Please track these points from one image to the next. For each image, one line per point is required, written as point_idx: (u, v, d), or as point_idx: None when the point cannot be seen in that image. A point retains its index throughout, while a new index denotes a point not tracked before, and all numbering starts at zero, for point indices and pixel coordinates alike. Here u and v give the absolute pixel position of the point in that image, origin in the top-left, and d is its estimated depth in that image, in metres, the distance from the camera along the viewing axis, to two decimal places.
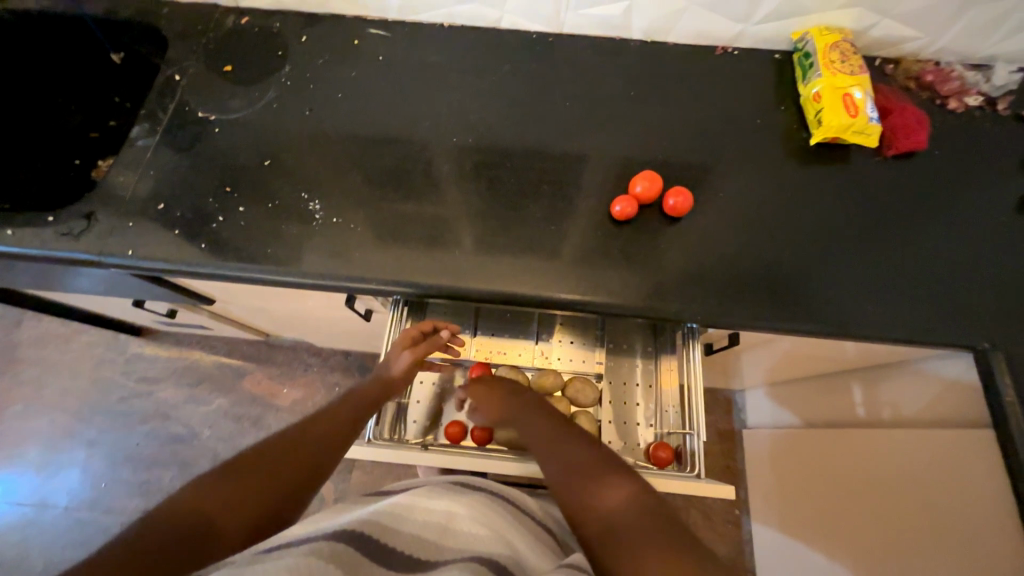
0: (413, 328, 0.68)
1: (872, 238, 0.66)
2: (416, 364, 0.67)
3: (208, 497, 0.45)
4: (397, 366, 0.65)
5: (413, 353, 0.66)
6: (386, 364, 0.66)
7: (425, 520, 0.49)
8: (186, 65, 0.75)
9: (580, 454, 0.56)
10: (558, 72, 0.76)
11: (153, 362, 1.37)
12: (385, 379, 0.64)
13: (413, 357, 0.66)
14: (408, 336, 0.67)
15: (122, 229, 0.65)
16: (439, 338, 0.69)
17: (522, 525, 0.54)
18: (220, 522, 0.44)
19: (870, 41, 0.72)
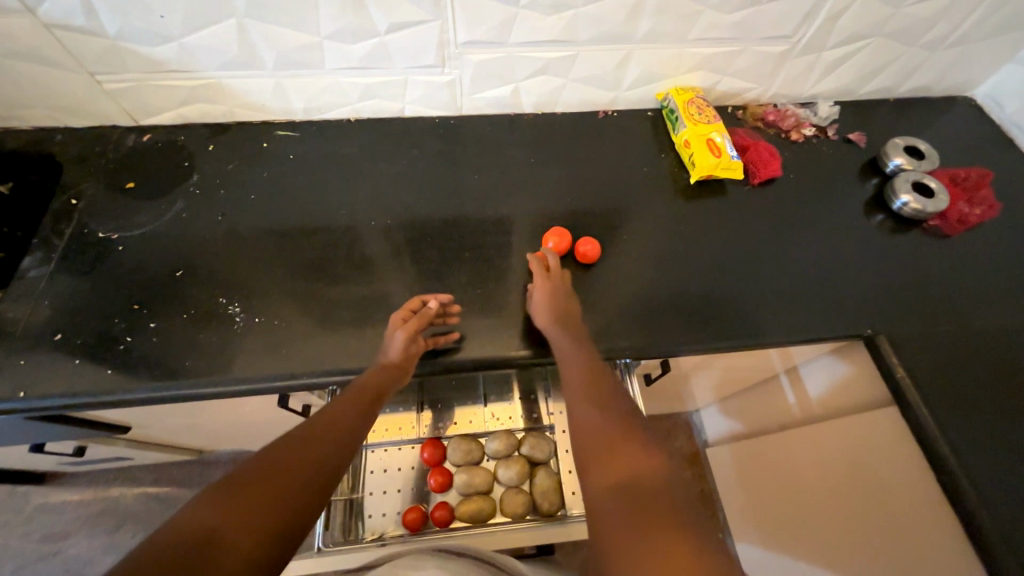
0: (402, 310, 0.64)
1: (760, 254, 0.75)
2: (415, 341, 0.61)
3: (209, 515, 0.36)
4: (394, 346, 0.60)
5: (404, 329, 0.60)
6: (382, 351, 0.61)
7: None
8: (83, 188, 0.73)
9: (606, 409, 0.49)
10: (464, 149, 0.82)
11: (61, 513, 1.18)
12: (384, 366, 0.58)
13: (406, 333, 0.60)
14: (398, 316, 0.62)
15: (11, 369, 0.59)
16: (429, 308, 0.63)
17: None
18: (224, 544, 0.34)
19: (719, 94, 0.85)
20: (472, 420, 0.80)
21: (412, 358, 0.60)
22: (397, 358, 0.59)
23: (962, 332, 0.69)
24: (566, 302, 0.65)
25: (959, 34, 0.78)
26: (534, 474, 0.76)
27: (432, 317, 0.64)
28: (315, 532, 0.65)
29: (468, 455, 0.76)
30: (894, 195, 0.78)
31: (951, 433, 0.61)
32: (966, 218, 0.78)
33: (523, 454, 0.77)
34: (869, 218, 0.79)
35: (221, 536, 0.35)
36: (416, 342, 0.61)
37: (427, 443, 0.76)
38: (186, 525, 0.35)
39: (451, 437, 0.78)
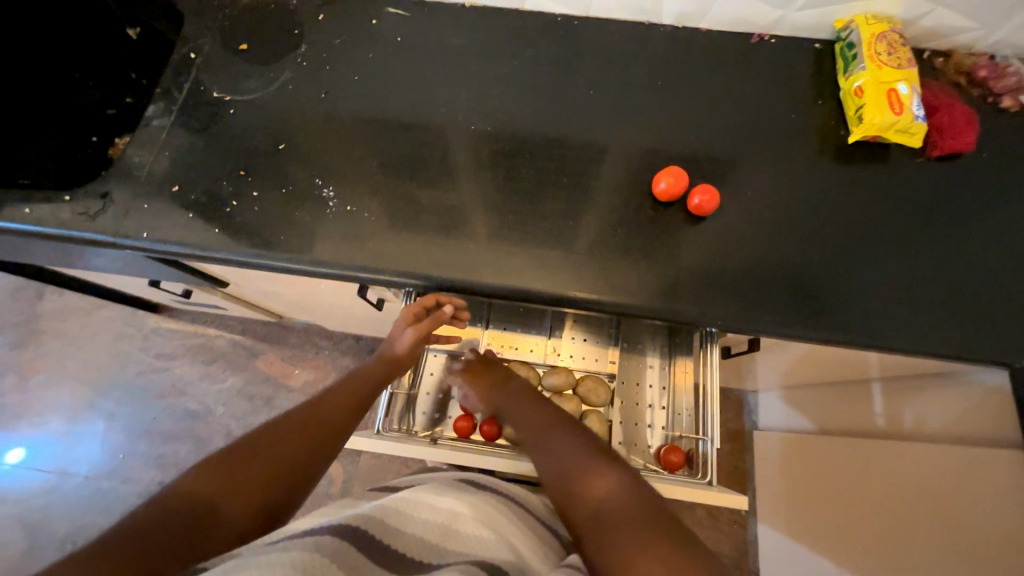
0: (415, 305, 0.67)
1: (908, 244, 0.62)
2: (421, 340, 0.68)
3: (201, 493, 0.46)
4: (402, 342, 0.67)
5: (414, 330, 0.66)
6: (390, 343, 0.68)
7: (428, 520, 0.50)
8: (201, 43, 0.73)
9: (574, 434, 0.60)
10: (582, 58, 0.72)
11: (169, 339, 1.40)
12: (390, 358, 0.68)
13: (416, 333, 0.66)
14: (409, 313, 0.67)
15: (137, 210, 0.65)
16: (442, 312, 0.67)
17: (525, 524, 0.56)
18: (216, 521, 0.46)
19: (920, 32, 0.67)
20: (533, 350, 0.80)
21: (415, 352, 0.69)
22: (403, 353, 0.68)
23: None
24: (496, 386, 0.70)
25: None
26: (584, 416, 0.76)
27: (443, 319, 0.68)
28: (376, 415, 0.71)
29: (524, 381, 0.77)
30: None
31: None
32: None
33: (579, 395, 0.77)
34: None
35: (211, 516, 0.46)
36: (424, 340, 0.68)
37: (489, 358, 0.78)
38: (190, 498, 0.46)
39: (510, 360, 0.80)
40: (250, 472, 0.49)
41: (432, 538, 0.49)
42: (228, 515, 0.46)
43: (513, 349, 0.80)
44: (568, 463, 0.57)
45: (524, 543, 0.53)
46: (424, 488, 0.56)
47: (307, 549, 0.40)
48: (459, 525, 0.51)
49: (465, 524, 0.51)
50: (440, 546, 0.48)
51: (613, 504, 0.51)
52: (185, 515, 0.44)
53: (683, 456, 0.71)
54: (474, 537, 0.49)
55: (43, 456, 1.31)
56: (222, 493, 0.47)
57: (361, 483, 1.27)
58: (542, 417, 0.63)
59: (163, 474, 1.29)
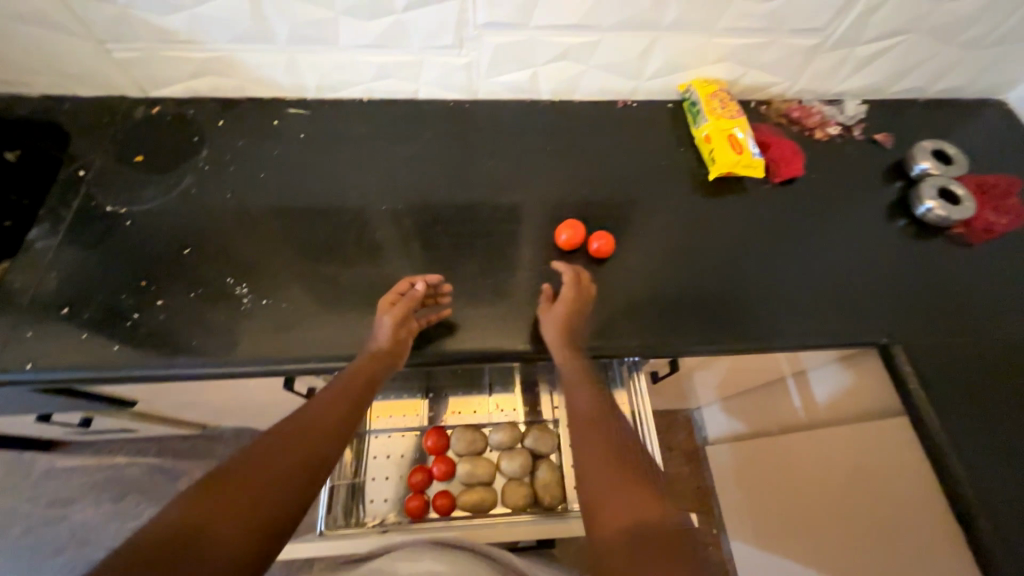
0: (390, 293, 0.63)
1: (777, 255, 0.73)
2: (402, 326, 0.60)
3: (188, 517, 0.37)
4: (381, 332, 0.59)
5: (392, 314, 0.60)
6: (373, 336, 0.60)
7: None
8: (91, 160, 0.72)
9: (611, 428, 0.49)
10: (477, 134, 0.80)
11: (67, 479, 1.20)
12: (374, 353, 0.58)
13: (393, 317, 0.59)
14: (385, 301, 0.62)
15: (19, 340, 0.59)
16: (416, 292, 0.63)
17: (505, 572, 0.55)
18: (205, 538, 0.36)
19: (743, 88, 0.82)
20: (477, 410, 0.81)
21: (400, 338, 0.59)
22: (388, 343, 0.58)
23: (983, 346, 0.67)
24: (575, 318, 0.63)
25: (1000, 34, 0.75)
26: (536, 468, 0.77)
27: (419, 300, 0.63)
28: (317, 515, 0.66)
29: (471, 446, 0.77)
30: (918, 201, 0.76)
31: (963, 445, 0.60)
32: (993, 227, 0.76)
33: (527, 447, 0.78)
34: (890, 223, 0.77)
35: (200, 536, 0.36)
36: (406, 326, 0.60)
37: (431, 432, 0.77)
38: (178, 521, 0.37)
39: (455, 425, 0.79)
40: (241, 485, 0.40)
41: None
42: (223, 534, 0.37)
43: (458, 413, 0.80)
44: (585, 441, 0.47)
45: None
46: (398, 555, 0.55)
47: None
48: None
49: None
50: None
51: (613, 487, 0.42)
52: (160, 542, 0.35)
53: None
54: None
55: None
56: (206, 521, 0.37)
57: None
58: (573, 382, 0.56)
59: None
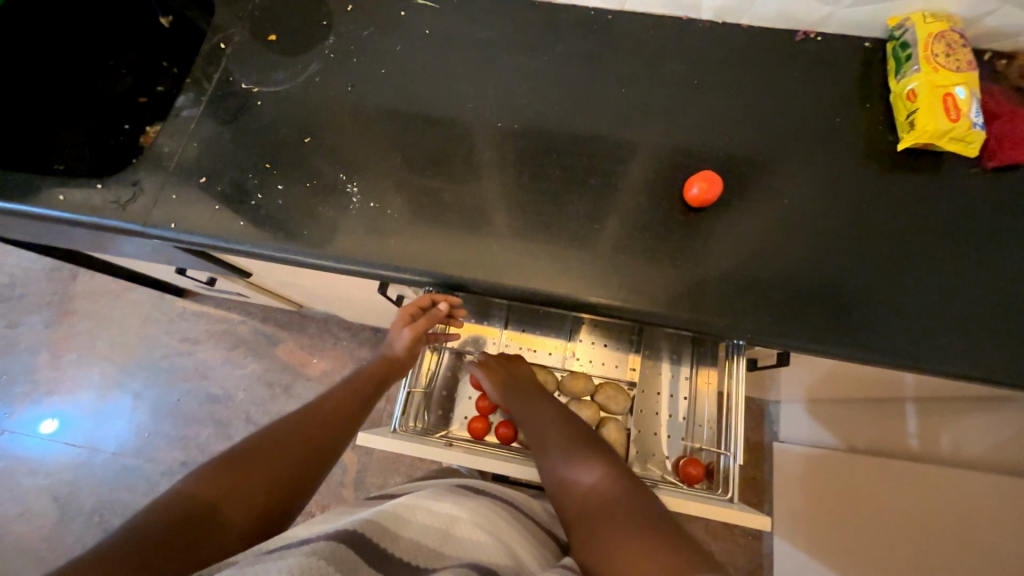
0: (411, 305, 0.68)
1: (956, 259, 0.59)
2: (418, 339, 0.70)
3: (209, 496, 0.50)
4: (401, 341, 0.70)
5: (411, 329, 0.69)
6: (389, 343, 0.71)
7: (427, 525, 0.51)
8: (231, 33, 0.73)
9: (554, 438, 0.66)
10: (614, 54, 0.70)
11: (194, 323, 1.43)
12: (389, 357, 0.71)
13: (411, 333, 0.69)
14: (406, 313, 0.69)
15: (165, 200, 0.65)
16: (438, 311, 0.69)
17: (517, 535, 0.57)
18: (220, 515, 0.49)
19: (982, 31, 0.62)
20: (551, 351, 0.79)
21: (413, 351, 0.71)
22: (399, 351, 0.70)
23: None
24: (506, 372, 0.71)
25: None
26: (602, 423, 0.76)
27: (441, 317, 0.69)
28: (393, 414, 0.71)
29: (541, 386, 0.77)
30: None
31: None
32: None
33: (596, 402, 0.77)
34: None
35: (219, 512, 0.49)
36: (418, 342, 0.70)
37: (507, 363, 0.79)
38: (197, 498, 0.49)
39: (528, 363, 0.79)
40: (246, 475, 0.52)
41: (429, 542, 0.49)
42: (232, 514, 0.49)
43: (533, 351, 0.80)
44: (562, 471, 0.62)
45: (516, 547, 0.53)
46: (423, 495, 0.57)
47: (305, 553, 0.40)
48: (455, 531, 0.51)
49: (461, 530, 0.52)
50: (438, 551, 0.49)
51: (568, 480, 0.61)
52: (184, 517, 0.47)
53: (703, 468, 0.70)
54: (471, 541, 0.50)
55: (73, 431, 1.36)
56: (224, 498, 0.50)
57: (374, 474, 1.29)
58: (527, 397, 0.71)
59: (186, 454, 1.33)
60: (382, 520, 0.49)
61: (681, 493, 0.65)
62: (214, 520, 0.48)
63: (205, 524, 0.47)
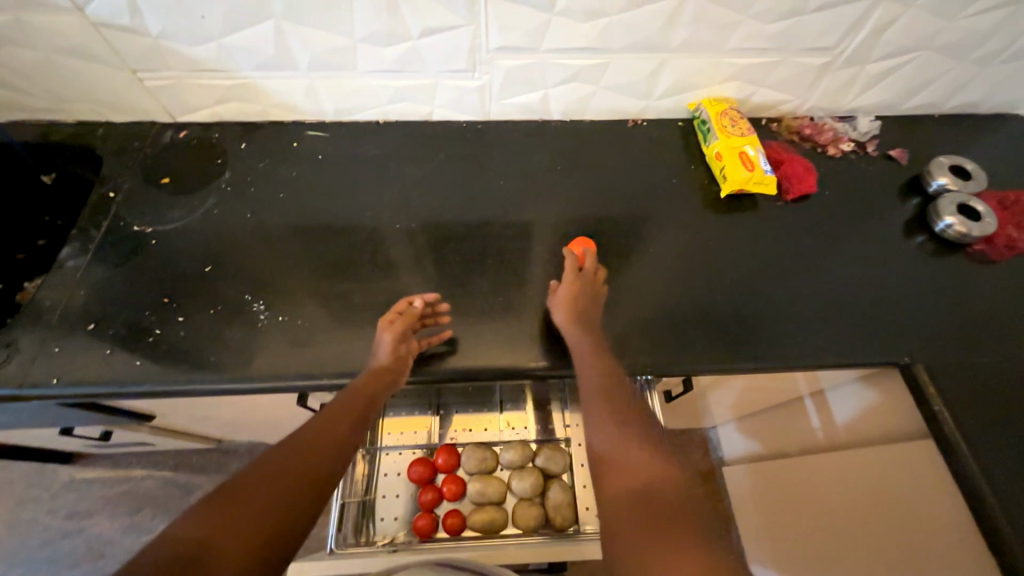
0: (390, 311, 0.64)
1: (791, 273, 0.72)
2: (403, 341, 0.60)
3: (196, 533, 0.38)
4: (382, 348, 0.60)
5: (391, 330, 0.60)
6: (373, 354, 0.60)
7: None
8: (121, 181, 0.75)
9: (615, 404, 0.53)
10: (489, 153, 0.82)
11: (85, 492, 1.22)
12: (376, 369, 0.58)
13: (393, 333, 0.60)
14: (385, 318, 0.63)
15: (47, 354, 0.61)
16: (414, 309, 0.64)
17: None
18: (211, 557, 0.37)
19: (753, 105, 0.83)
20: (487, 427, 0.81)
21: (401, 357, 0.59)
22: (387, 357, 0.59)
23: (1005, 366, 0.65)
24: (591, 296, 0.65)
25: (1014, 49, 0.74)
26: (548, 487, 0.77)
27: (416, 316, 0.64)
28: (330, 532, 0.67)
29: (482, 463, 0.77)
30: (937, 217, 0.75)
31: (998, 481, 0.57)
32: (1016, 243, 0.74)
33: (538, 466, 0.77)
34: (909, 239, 0.76)
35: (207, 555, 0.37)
36: (405, 342, 0.60)
37: (443, 449, 0.78)
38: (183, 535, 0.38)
39: (467, 443, 0.80)
40: (243, 502, 0.41)
41: None
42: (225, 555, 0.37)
43: (469, 431, 0.81)
44: (610, 446, 0.48)
45: None
46: None
47: None
48: None
49: None
50: None
51: (620, 452, 0.47)
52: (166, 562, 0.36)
53: None
54: None
55: None
56: (217, 533, 0.38)
57: None
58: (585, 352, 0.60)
59: None
60: None
61: None
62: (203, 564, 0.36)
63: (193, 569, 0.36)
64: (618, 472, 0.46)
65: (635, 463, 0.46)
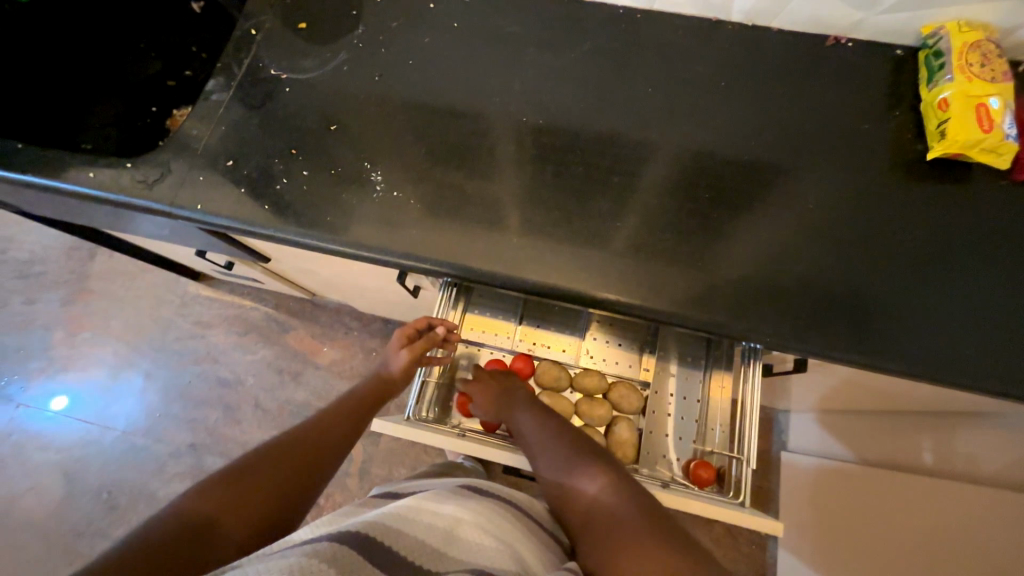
0: (409, 327, 0.74)
1: (983, 272, 0.58)
2: (415, 361, 0.73)
3: (210, 507, 0.53)
4: (397, 362, 0.73)
5: (407, 352, 0.72)
6: (388, 362, 0.74)
7: (433, 524, 0.54)
8: (262, 20, 0.74)
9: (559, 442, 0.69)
10: (640, 52, 0.70)
11: (207, 307, 1.45)
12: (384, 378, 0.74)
13: (409, 353, 0.72)
14: (404, 334, 0.74)
15: (193, 181, 0.66)
16: (434, 335, 0.71)
17: (527, 536, 0.60)
18: (222, 531, 0.51)
19: (1018, 42, 0.61)
20: (564, 349, 0.80)
21: (409, 372, 0.74)
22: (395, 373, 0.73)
23: None
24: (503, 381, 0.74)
25: None
26: (615, 422, 0.78)
27: (435, 341, 0.72)
28: (407, 401, 0.74)
29: (555, 382, 0.78)
30: None
31: None
32: None
33: (609, 401, 0.79)
34: None
35: (222, 522, 0.52)
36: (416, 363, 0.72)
37: (520, 356, 0.79)
38: (201, 507, 0.52)
39: (543, 358, 0.80)
40: (247, 483, 0.56)
41: (434, 543, 0.51)
42: (233, 522, 0.52)
43: (546, 347, 0.81)
44: (558, 474, 0.67)
45: (524, 547, 0.56)
46: (428, 498, 0.60)
47: (305, 553, 0.43)
48: (460, 533, 0.54)
49: (466, 532, 0.54)
50: (442, 551, 0.50)
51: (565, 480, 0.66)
52: (191, 527, 0.50)
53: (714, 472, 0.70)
54: (476, 544, 0.53)
55: (85, 408, 1.39)
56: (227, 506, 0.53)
57: (379, 465, 1.30)
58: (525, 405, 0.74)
59: (194, 436, 1.35)
60: (391, 521, 0.52)
61: (700, 497, 0.65)
62: (218, 529, 0.51)
63: (207, 533, 0.50)
64: (575, 494, 0.64)
65: (584, 480, 0.64)
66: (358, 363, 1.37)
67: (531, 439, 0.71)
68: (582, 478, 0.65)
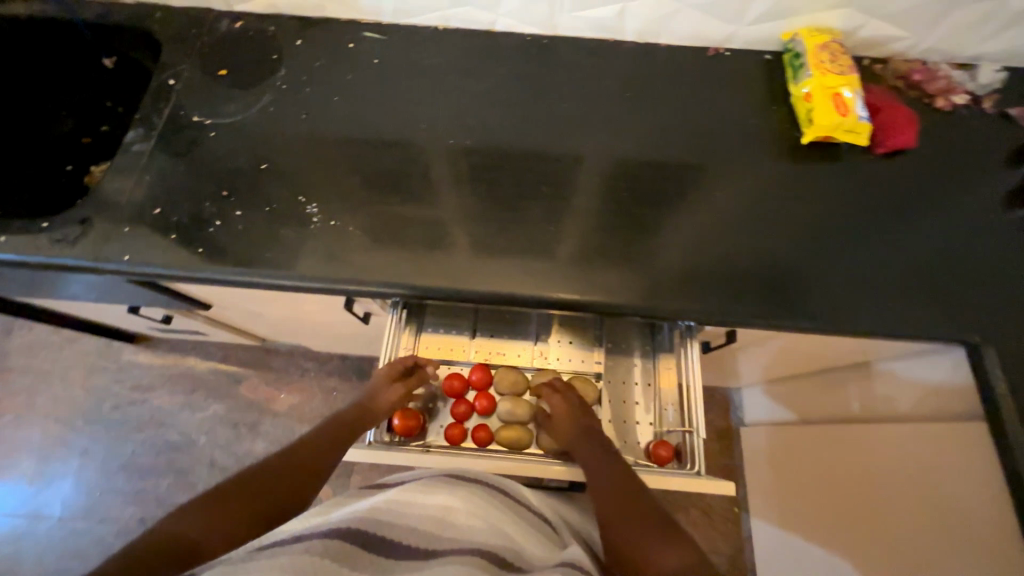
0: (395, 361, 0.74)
1: (866, 233, 0.67)
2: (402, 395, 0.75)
3: (191, 527, 0.57)
4: (384, 396, 0.74)
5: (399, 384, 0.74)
6: (372, 396, 0.74)
7: (424, 512, 0.60)
8: (180, 69, 0.74)
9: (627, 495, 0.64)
10: (551, 72, 0.76)
11: (146, 370, 1.35)
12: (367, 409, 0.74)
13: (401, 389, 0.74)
14: (388, 372, 0.73)
15: (118, 234, 0.64)
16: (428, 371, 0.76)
17: (514, 510, 0.64)
18: (204, 544, 0.56)
19: (859, 41, 0.73)
20: (519, 353, 0.83)
21: (394, 407, 0.75)
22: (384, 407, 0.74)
23: None
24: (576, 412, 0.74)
25: None
26: None
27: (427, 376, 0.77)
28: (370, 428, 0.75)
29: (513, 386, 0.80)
30: None
31: None
32: None
33: None
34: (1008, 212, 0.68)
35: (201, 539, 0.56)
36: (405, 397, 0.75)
37: (477, 366, 0.79)
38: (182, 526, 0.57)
39: (499, 366, 0.82)
40: (230, 500, 0.60)
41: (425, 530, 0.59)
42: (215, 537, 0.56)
43: (501, 355, 0.82)
44: (628, 532, 0.61)
45: (508, 521, 0.62)
46: (416, 486, 0.63)
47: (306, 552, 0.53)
48: (451, 517, 0.60)
49: (457, 516, 0.60)
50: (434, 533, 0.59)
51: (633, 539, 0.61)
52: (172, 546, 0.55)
53: (671, 450, 0.74)
54: (466, 526, 0.60)
55: (11, 501, 1.24)
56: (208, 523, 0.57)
57: None
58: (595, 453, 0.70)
59: (144, 510, 1.24)
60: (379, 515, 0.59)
61: (661, 473, 0.69)
62: (200, 545, 0.55)
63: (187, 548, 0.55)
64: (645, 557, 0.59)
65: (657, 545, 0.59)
66: (319, 404, 1.33)
67: (602, 490, 0.66)
68: (655, 543, 0.59)
